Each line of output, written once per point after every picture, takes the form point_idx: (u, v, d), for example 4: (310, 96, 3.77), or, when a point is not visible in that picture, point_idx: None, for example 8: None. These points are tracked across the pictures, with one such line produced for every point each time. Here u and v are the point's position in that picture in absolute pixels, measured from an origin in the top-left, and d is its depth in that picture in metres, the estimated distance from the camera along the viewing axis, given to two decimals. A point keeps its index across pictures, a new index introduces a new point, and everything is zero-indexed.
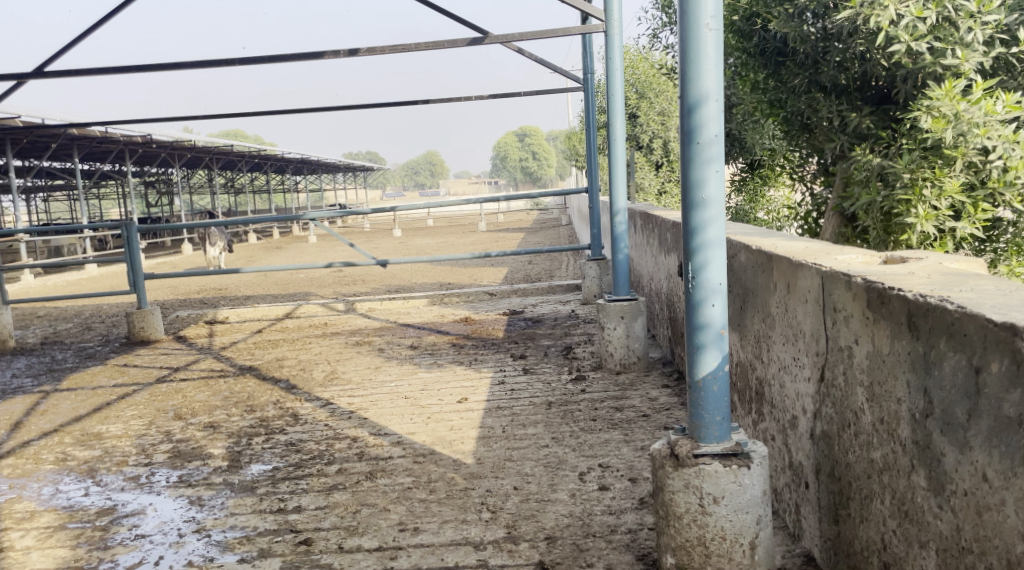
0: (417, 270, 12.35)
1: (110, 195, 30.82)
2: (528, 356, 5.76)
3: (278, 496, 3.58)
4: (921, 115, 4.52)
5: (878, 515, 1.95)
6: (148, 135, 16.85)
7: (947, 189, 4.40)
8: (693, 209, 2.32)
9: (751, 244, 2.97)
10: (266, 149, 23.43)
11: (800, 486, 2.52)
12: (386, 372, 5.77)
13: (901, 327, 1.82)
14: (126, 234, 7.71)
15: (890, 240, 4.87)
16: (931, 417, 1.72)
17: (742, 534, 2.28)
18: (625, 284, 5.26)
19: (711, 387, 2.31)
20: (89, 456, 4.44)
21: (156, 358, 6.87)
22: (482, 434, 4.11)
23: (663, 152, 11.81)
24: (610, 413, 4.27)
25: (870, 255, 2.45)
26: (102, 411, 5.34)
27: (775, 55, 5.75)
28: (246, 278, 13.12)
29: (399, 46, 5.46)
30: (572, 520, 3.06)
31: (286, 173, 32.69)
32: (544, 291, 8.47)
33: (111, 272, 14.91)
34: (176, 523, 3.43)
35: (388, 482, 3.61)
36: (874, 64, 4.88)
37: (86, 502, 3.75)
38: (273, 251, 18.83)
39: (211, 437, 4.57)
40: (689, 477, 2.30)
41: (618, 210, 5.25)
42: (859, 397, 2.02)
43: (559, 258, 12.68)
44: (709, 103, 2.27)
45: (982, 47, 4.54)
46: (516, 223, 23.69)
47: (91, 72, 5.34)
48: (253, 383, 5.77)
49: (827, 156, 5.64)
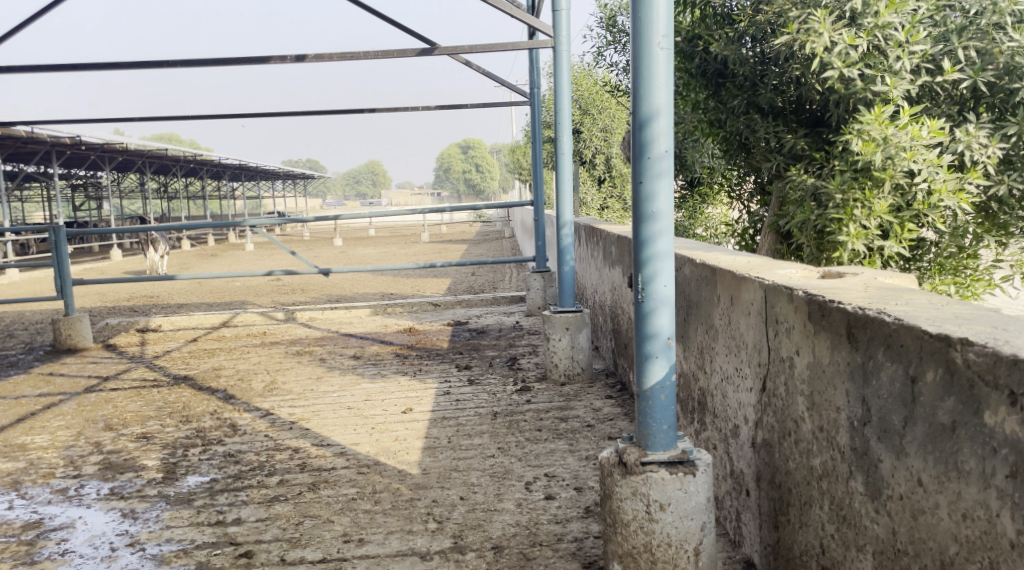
0: (358, 280, 12.29)
1: (36, 197, 29.94)
2: (473, 367, 5.78)
3: (216, 508, 3.53)
4: (851, 139, 4.67)
5: (816, 520, 2.03)
6: (77, 137, 16.46)
7: (876, 211, 4.58)
8: (643, 221, 2.38)
9: (696, 257, 3.05)
10: (202, 154, 23.07)
11: (741, 493, 2.59)
12: (328, 382, 5.73)
13: (840, 337, 1.90)
14: (54, 237, 7.50)
15: (822, 257, 5.02)
16: (868, 426, 1.80)
17: (687, 539, 2.33)
18: (570, 297, 5.32)
19: (659, 396, 2.37)
20: (13, 467, 4.32)
21: (84, 367, 6.70)
22: (426, 444, 4.12)
23: (606, 168, 11.99)
24: (555, 423, 4.31)
25: (809, 269, 2.54)
26: (26, 421, 5.19)
27: (715, 76, 5.87)
28: (180, 285, 12.85)
29: (345, 55, 5.46)
30: (519, 529, 3.09)
31: (222, 180, 32.24)
32: (488, 302, 8.51)
33: (36, 277, 14.49)
34: (108, 537, 3.36)
35: (331, 493, 3.59)
36: (809, 88, 5.05)
37: (10, 516, 3.65)
38: (207, 258, 18.50)
39: (144, 448, 4.48)
40: (636, 484, 2.34)
41: (564, 223, 5.32)
42: (800, 406, 2.09)
43: (501, 270, 12.75)
44: (659, 119, 2.34)
45: (909, 75, 4.72)
46: (459, 235, 23.71)
47: (28, 69, 5.23)
48: (189, 393, 5.67)
49: (764, 176, 5.80)
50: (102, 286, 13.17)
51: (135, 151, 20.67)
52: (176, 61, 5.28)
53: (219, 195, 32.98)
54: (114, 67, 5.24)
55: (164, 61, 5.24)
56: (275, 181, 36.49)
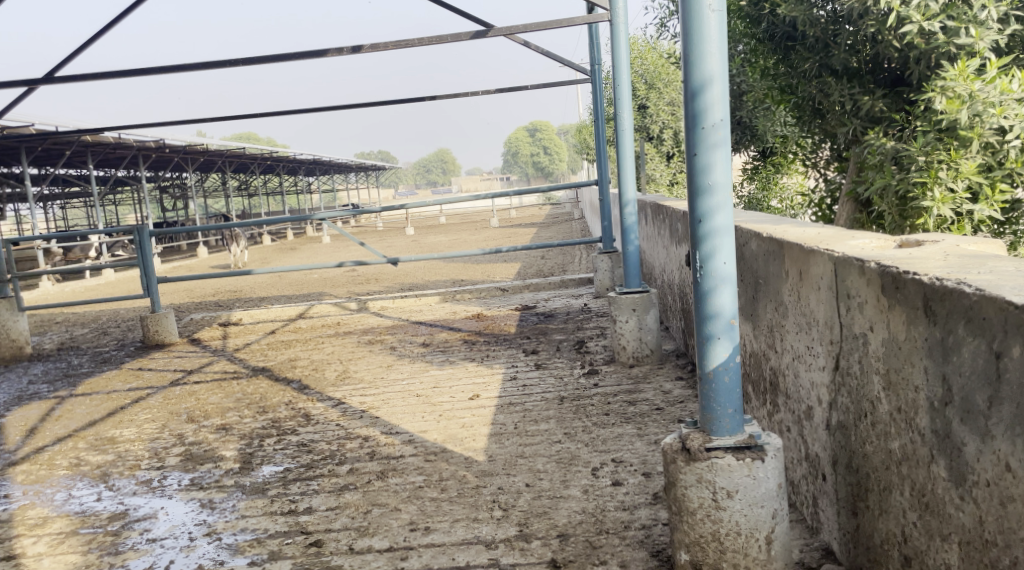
0: (431, 267, 12.36)
1: (126, 200, 31.04)
2: (540, 351, 5.71)
3: (289, 498, 3.54)
4: (935, 96, 4.48)
5: (897, 507, 1.89)
6: (159, 139, 16.95)
7: (964, 171, 4.33)
8: (699, 195, 2.25)
9: (762, 231, 2.91)
10: (279, 151, 23.57)
11: (817, 478, 2.46)
12: (398, 370, 5.73)
13: (916, 312, 1.76)
14: (138, 237, 7.69)
15: (906, 225, 4.76)
16: (950, 405, 1.66)
17: (757, 528, 2.22)
18: (636, 277, 5.20)
19: (722, 379, 2.25)
20: (102, 460, 4.42)
21: (170, 361, 6.86)
22: (493, 431, 4.07)
23: (674, 143, 11.77)
24: (623, 407, 4.21)
25: (884, 239, 2.37)
26: (115, 415, 5.33)
27: (784, 40, 5.65)
28: (260, 280, 13.12)
29: (402, 42, 5.43)
30: (585, 516, 3.01)
31: (299, 175, 32.91)
32: (556, 285, 8.42)
33: (129, 277, 15.01)
34: (187, 527, 3.40)
35: (399, 481, 3.56)
36: (885, 46, 4.82)
37: (97, 507, 3.73)
38: (286, 252, 18.89)
39: (223, 439, 4.54)
40: (701, 471, 2.23)
41: (627, 201, 5.19)
42: (875, 385, 1.95)
43: (571, 252, 12.66)
44: (713, 86, 2.21)
45: (996, 25, 4.45)
46: (529, 218, 23.65)
47: (97, 77, 5.35)
48: (266, 384, 5.75)
49: (841, 142, 5.57)
50: (189, 282, 13.54)
51: (215, 151, 21.18)
52: (237, 59, 5.32)
53: (296, 189, 33.68)
54: (178, 69, 5.32)
55: (227, 59, 5.29)
56: (349, 173, 37.01)
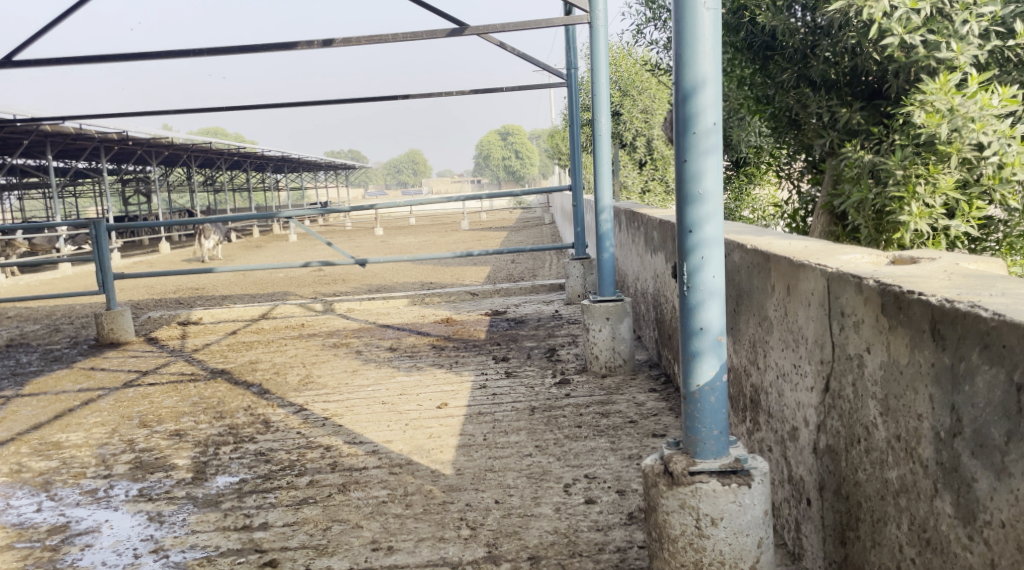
0: (398, 269, 12.20)
1: (88, 192, 30.44)
2: (511, 358, 5.58)
3: (243, 512, 3.37)
4: (914, 110, 4.36)
5: (892, 540, 1.78)
6: (122, 132, 16.60)
7: (942, 186, 4.25)
8: (688, 204, 2.13)
9: (746, 242, 2.80)
10: (247, 148, 23.25)
11: (801, 502, 2.35)
12: (364, 375, 5.57)
13: (922, 335, 1.65)
14: (95, 232, 7.43)
15: (882, 239, 4.69)
16: (959, 437, 1.55)
17: (741, 558, 2.10)
18: (611, 285, 5.08)
19: (708, 399, 2.13)
20: (45, 467, 4.21)
21: (125, 361, 6.63)
22: (461, 442, 3.93)
23: (647, 150, 11.73)
24: (595, 419, 4.09)
25: (876, 254, 2.27)
26: (63, 418, 5.11)
27: (763, 49, 5.56)
28: (223, 278, 12.83)
29: (373, 38, 5.27)
30: (557, 537, 2.88)
31: (267, 172, 32.57)
32: (527, 291, 8.30)
33: (86, 271, 14.65)
34: (132, 542, 3.21)
35: (361, 495, 3.40)
36: (865, 57, 4.74)
37: (37, 519, 3.53)
38: (251, 249, 18.64)
39: (176, 446, 4.35)
40: (684, 496, 2.11)
41: (603, 208, 5.08)
42: (872, 410, 1.84)
43: (542, 257, 12.57)
44: (706, 89, 2.09)
45: (977, 40, 4.38)
46: (498, 222, 23.56)
47: (56, 63, 5.14)
48: (224, 387, 5.56)
49: (817, 154, 5.51)
50: (147, 278, 13.23)
51: (180, 145, 20.80)
52: (203, 48, 5.14)
53: (263, 186, 33.29)
54: (141, 57, 5.13)
55: (192, 49, 5.11)
56: (318, 172, 36.64)
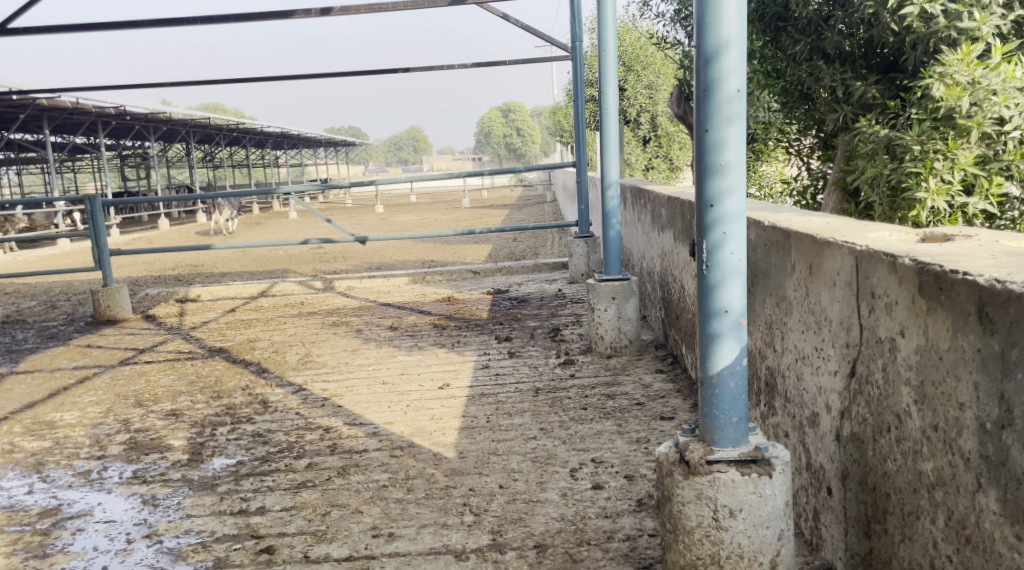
0: (399, 247, 12.07)
1: (87, 168, 30.23)
2: (513, 338, 5.47)
3: (240, 496, 3.27)
4: (933, 82, 4.24)
5: (925, 536, 1.68)
6: (121, 106, 16.41)
7: (961, 162, 4.13)
8: (709, 176, 2.02)
9: (763, 219, 2.67)
10: (246, 123, 23.06)
11: (820, 491, 2.24)
12: (364, 355, 5.46)
13: (967, 318, 1.54)
14: (91, 207, 7.27)
15: (896, 217, 4.53)
16: (1009, 429, 1.44)
17: (761, 551, 2.00)
18: (616, 263, 4.95)
19: (727, 383, 2.03)
20: (38, 447, 4.11)
21: (122, 339, 6.52)
22: (464, 424, 3.82)
23: (651, 127, 11.56)
24: (601, 401, 3.99)
25: (906, 232, 2.15)
26: (57, 396, 5.00)
27: (775, 20, 5.37)
28: (222, 254, 12.70)
29: (374, 7, 5.12)
30: (564, 524, 2.78)
31: (267, 148, 32.37)
32: (529, 269, 8.17)
33: (85, 247, 14.51)
34: (125, 527, 3.11)
35: (361, 479, 3.30)
36: (882, 29, 4.59)
37: (28, 502, 3.43)
38: (252, 226, 18.52)
39: (171, 427, 4.25)
40: (701, 486, 2.01)
41: (609, 184, 4.94)
42: (905, 397, 1.73)
43: (544, 235, 12.44)
44: (729, 52, 1.97)
45: (999, 10, 4.22)
46: (499, 200, 23.44)
47: (48, 32, 5.00)
48: (222, 366, 5.46)
49: (827, 129, 5.37)
50: (145, 255, 13.08)
51: (180, 120, 20.60)
52: (200, 17, 5.00)
53: (264, 162, 33.12)
54: (135, 25, 4.99)
55: (189, 18, 4.98)
56: (319, 149, 36.50)
